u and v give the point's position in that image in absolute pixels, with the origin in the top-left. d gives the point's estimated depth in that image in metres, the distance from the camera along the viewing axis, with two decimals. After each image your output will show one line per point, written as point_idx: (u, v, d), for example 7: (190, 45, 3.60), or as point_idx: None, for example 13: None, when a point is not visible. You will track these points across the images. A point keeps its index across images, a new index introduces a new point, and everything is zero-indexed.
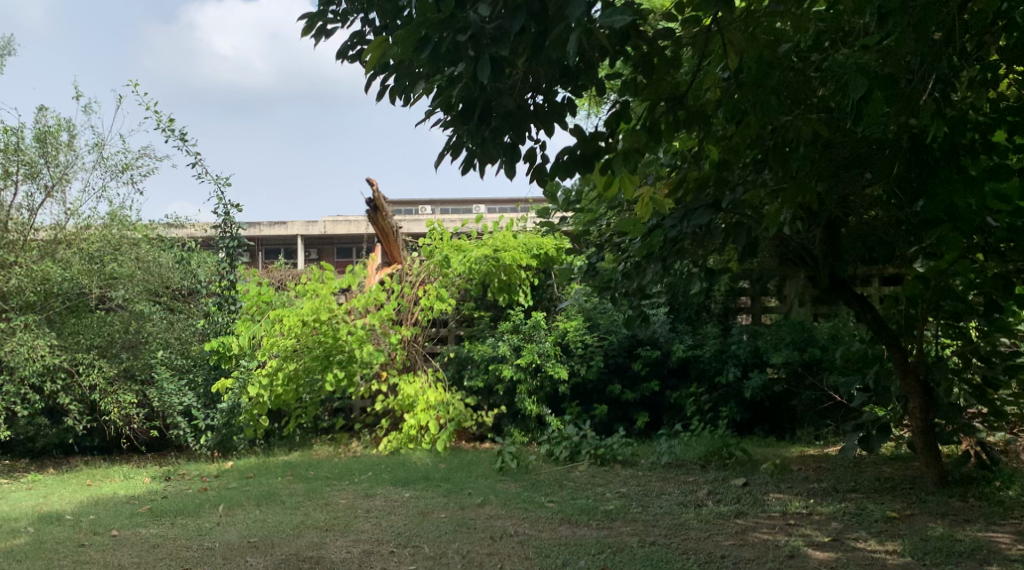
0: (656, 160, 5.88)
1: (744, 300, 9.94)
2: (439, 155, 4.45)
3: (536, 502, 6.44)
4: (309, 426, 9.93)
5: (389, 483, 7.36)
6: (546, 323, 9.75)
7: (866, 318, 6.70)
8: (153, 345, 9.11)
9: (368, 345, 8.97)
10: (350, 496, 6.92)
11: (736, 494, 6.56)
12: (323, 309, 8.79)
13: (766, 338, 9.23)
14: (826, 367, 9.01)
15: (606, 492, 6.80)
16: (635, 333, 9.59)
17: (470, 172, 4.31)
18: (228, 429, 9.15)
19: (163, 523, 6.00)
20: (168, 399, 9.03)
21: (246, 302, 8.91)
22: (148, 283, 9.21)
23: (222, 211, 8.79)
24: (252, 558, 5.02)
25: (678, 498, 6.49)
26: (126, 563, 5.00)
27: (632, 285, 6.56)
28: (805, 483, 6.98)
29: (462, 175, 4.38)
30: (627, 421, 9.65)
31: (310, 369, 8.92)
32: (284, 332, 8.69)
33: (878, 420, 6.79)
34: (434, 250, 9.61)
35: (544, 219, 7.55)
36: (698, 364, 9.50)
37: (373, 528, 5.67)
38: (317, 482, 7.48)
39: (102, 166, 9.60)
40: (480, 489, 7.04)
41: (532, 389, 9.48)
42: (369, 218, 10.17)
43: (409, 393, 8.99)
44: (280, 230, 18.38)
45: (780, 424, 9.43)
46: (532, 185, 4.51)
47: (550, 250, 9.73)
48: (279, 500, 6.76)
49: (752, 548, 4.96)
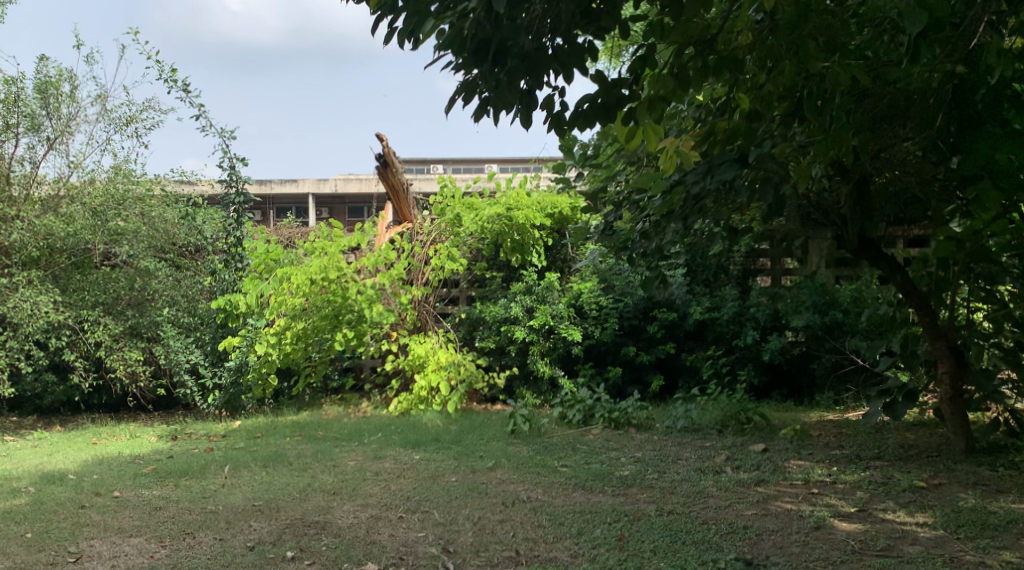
0: (679, 114, 5.63)
1: (763, 262, 9.70)
2: (450, 99, 4.23)
3: (549, 467, 6.26)
4: (318, 386, 9.79)
5: (398, 446, 7.18)
6: (559, 285, 9.56)
7: (896, 280, 6.45)
8: (159, 302, 8.94)
9: (378, 305, 8.79)
10: (359, 458, 6.74)
11: (756, 461, 6.37)
12: (332, 267, 8.61)
13: (787, 301, 8.99)
14: (847, 331, 8.79)
15: (621, 458, 6.61)
16: (651, 295, 9.36)
17: (483, 118, 4.11)
18: (235, 388, 8.96)
19: (166, 484, 5.83)
20: (175, 356, 8.82)
21: (253, 259, 8.70)
22: (153, 238, 9.00)
23: (227, 166, 8.57)
24: (257, 522, 4.85)
25: (696, 465, 6.30)
26: (125, 526, 4.83)
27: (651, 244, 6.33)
28: (826, 450, 6.78)
29: (475, 122, 4.18)
30: (642, 385, 9.45)
31: (318, 329, 8.75)
32: (291, 290, 8.53)
33: (905, 385, 6.54)
34: (446, 209, 9.39)
35: (560, 177, 7.30)
36: (715, 327, 9.29)
37: (382, 492, 5.48)
38: (325, 444, 7.31)
39: (106, 119, 9.47)
40: (491, 452, 6.86)
41: (545, 351, 9.29)
42: (379, 175, 9.94)
43: (419, 353, 8.83)
44: (291, 188, 18.07)
45: (798, 388, 9.22)
46: (548, 133, 4.29)
47: (563, 209, 9.63)
48: (286, 462, 6.59)
49: (775, 519, 4.77)
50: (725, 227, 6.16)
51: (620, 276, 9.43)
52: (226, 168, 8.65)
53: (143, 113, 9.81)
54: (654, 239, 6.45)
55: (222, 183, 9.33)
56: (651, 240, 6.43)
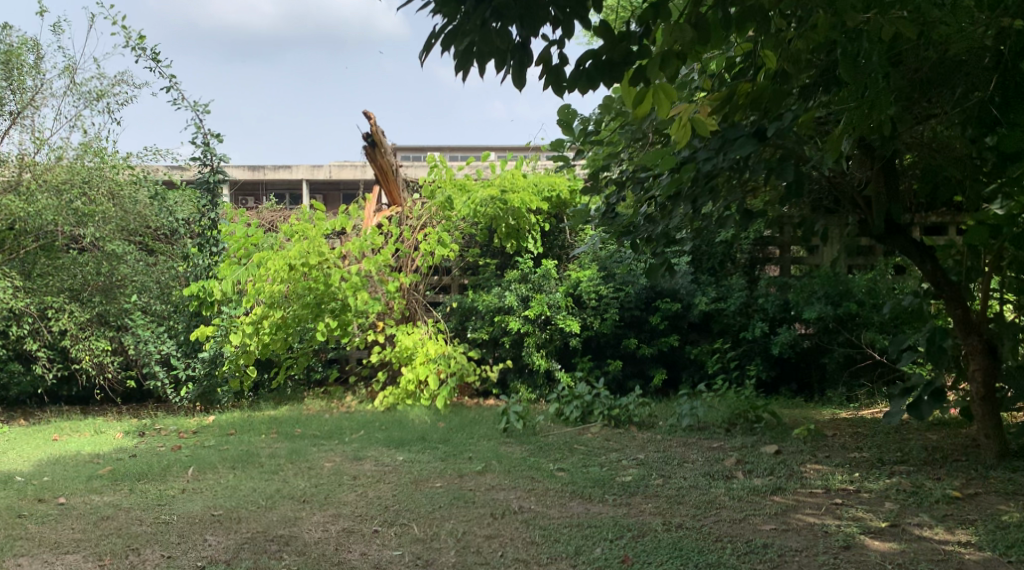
0: (691, 82, 5.09)
1: (772, 250, 9.16)
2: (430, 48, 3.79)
3: (544, 470, 5.72)
4: (301, 379, 9.26)
5: (381, 446, 6.65)
6: (556, 273, 9.00)
7: (925, 268, 5.91)
8: (128, 288, 8.44)
9: (363, 293, 8.23)
10: (338, 459, 6.20)
11: (769, 464, 5.84)
12: (313, 252, 8.07)
13: (797, 291, 8.46)
14: (861, 324, 8.27)
15: (622, 461, 6.08)
16: (654, 284, 8.81)
17: (466, 69, 3.67)
18: (210, 380, 8.49)
19: (120, 489, 5.30)
20: (145, 346, 8.36)
21: (231, 243, 8.16)
22: (123, 220, 8.52)
23: (201, 143, 8.03)
24: (213, 536, 4.35)
25: (703, 469, 5.77)
26: (64, 540, 4.33)
27: (659, 226, 5.80)
28: (844, 452, 6.24)
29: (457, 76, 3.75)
30: (643, 379, 8.91)
31: (300, 318, 8.19)
32: (269, 275, 8.00)
33: (932, 383, 5.92)
34: (437, 191, 8.83)
35: (559, 154, 6.54)
36: (721, 318, 8.75)
37: (359, 500, 4.95)
38: (302, 442, 6.78)
39: (73, 93, 9.27)
40: (482, 453, 6.32)
41: (541, 343, 8.74)
42: (367, 156, 9.35)
43: (407, 345, 8.27)
44: (284, 173, 17.29)
45: (808, 383, 8.70)
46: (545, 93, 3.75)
47: (562, 190, 9.10)
48: (257, 464, 6.05)
49: (797, 535, 4.24)
50: (740, 210, 5.62)
51: (621, 264, 8.87)
52: (198, 145, 8.11)
53: (114, 88, 9.48)
54: (660, 222, 5.91)
55: (195, 162, 8.64)
56: (657, 223, 5.89)
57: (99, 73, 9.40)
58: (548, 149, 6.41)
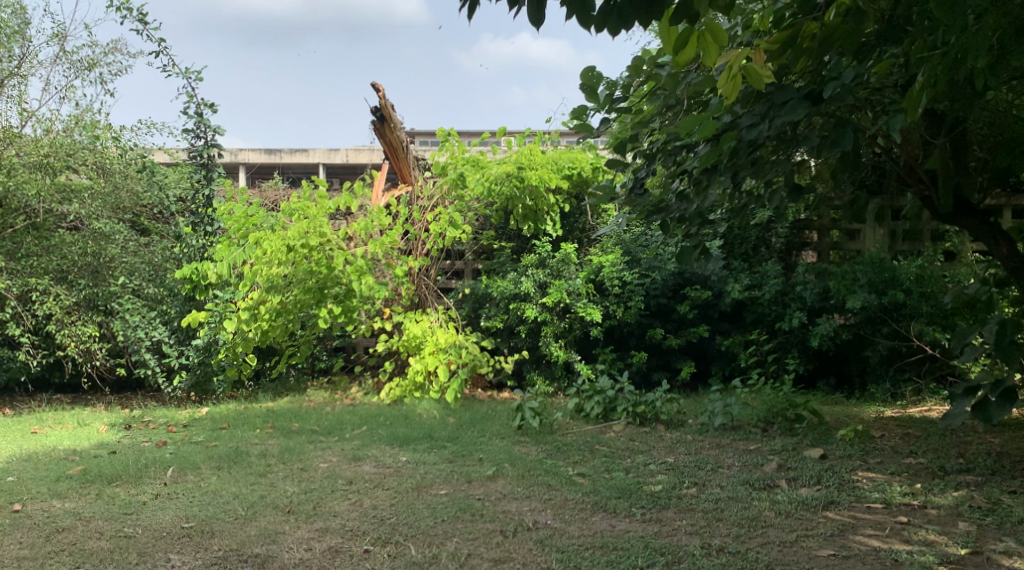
0: (735, 36, 4.43)
1: (810, 235, 8.50)
2: None
3: (563, 476, 5.11)
4: (305, 368, 8.70)
5: (384, 445, 6.04)
6: (577, 257, 8.38)
7: (1001, 252, 5.30)
8: (116, 270, 7.81)
9: (369, 277, 7.63)
10: (334, 460, 5.60)
11: (815, 472, 5.23)
12: (313, 233, 7.44)
13: (838, 279, 7.79)
14: (908, 315, 7.61)
15: (650, 465, 5.46)
16: (682, 270, 8.15)
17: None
18: (204, 369, 7.91)
19: (87, 493, 4.74)
20: (132, 333, 7.76)
21: (228, 223, 7.57)
22: (114, 197, 7.97)
23: (193, 113, 7.47)
24: (177, 555, 3.85)
25: (741, 477, 5.15)
26: (8, 559, 3.87)
27: (694, 206, 5.19)
28: (898, 458, 5.62)
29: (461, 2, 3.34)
30: (669, 371, 8.29)
31: (301, 304, 7.62)
32: (268, 258, 7.42)
33: (1002, 382, 5.16)
34: (449, 166, 8.30)
35: (583, 127, 5.65)
36: (755, 307, 8.10)
37: (351, 510, 4.35)
38: (297, 439, 6.19)
39: (64, 62, 8.72)
40: (494, 454, 5.71)
41: (560, 332, 8.13)
42: (376, 131, 8.71)
43: (415, 334, 7.67)
44: (299, 155, 16.60)
45: (849, 378, 8.09)
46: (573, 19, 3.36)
47: (583, 167, 8.57)
48: (245, 464, 5.46)
49: (861, 565, 3.74)
50: (788, 185, 4.98)
51: (648, 248, 8.19)
52: (190, 117, 7.55)
53: (108, 57, 8.89)
54: (694, 200, 5.28)
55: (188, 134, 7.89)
56: (691, 201, 5.24)
57: (92, 41, 8.82)
58: (572, 119, 5.53)
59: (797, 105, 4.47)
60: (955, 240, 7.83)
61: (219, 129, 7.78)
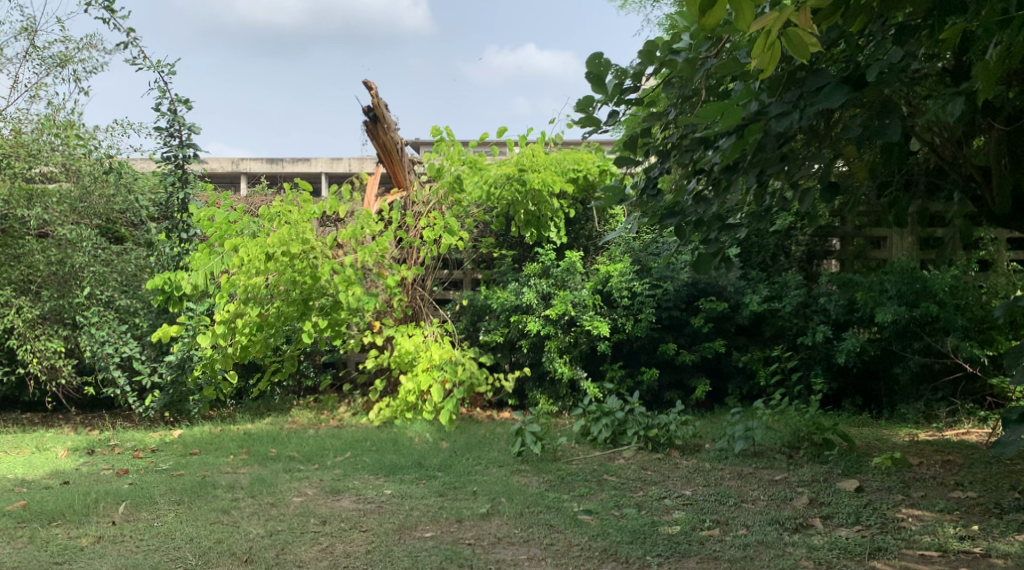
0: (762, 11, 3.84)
1: (832, 242, 7.90)
2: None
3: (567, 514, 4.51)
4: (290, 385, 8.09)
5: (368, 475, 5.43)
6: (582, 266, 7.77)
7: None
8: (83, 280, 7.20)
9: (357, 288, 7.06)
10: (310, 493, 5.00)
11: (851, 509, 4.64)
12: (295, 240, 6.82)
13: (865, 290, 7.18)
14: (942, 329, 7.01)
15: (665, 500, 4.86)
16: (696, 281, 7.54)
17: None
18: (178, 389, 7.31)
19: (20, 538, 4.15)
20: (100, 348, 7.18)
21: (205, 228, 6.93)
22: (81, 200, 7.41)
23: (166, 110, 6.93)
24: None
25: (769, 514, 4.56)
26: None
27: (714, 208, 4.58)
28: (944, 493, 5.03)
29: None
30: (683, 389, 7.67)
31: (284, 317, 7.01)
32: (246, 268, 6.79)
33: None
34: (445, 169, 7.53)
35: (588, 121, 4.95)
36: (775, 320, 7.49)
37: (319, 560, 3.90)
38: (272, 468, 5.58)
39: (35, 59, 8.15)
40: (489, 485, 5.10)
41: (565, 347, 7.53)
42: (368, 132, 8.07)
43: (407, 349, 7.06)
44: None
45: (877, 398, 7.49)
46: None
47: (589, 169, 7.92)
48: (209, 498, 4.85)
49: None
50: (822, 182, 4.39)
51: (659, 257, 7.58)
52: (163, 114, 6.99)
53: (81, 52, 8.22)
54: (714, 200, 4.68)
55: (162, 155, 7.34)
56: (710, 202, 4.63)
57: (64, 35, 8.19)
58: (577, 108, 4.82)
59: (835, 90, 3.96)
60: (990, 248, 7.22)
61: (195, 128, 7.21)
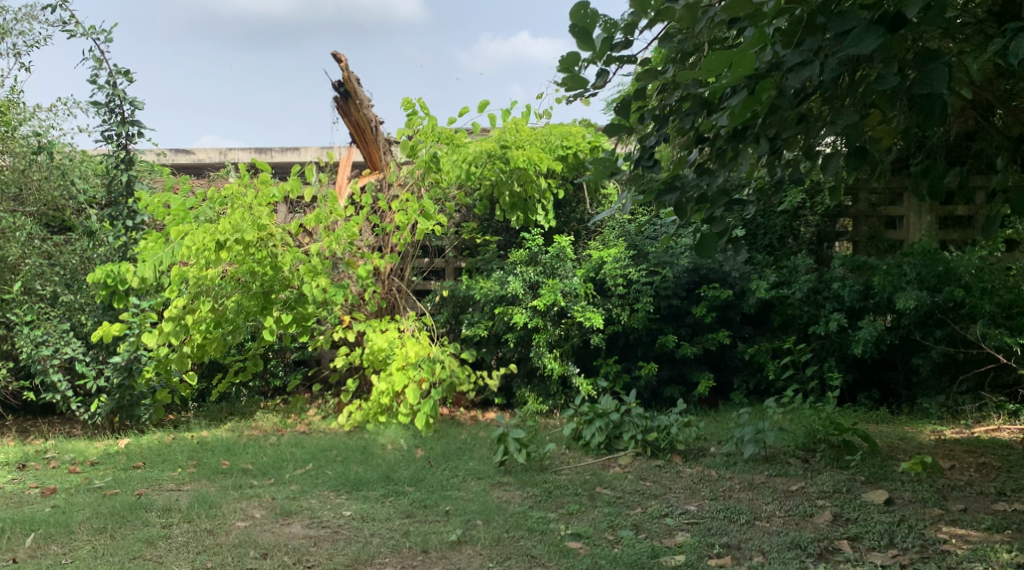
0: None
1: (844, 223, 7.22)
2: None
3: (552, 541, 3.86)
4: (256, 385, 7.42)
5: (328, 491, 4.76)
6: (573, 253, 7.09)
7: None
8: (19, 273, 6.56)
9: (323, 278, 6.30)
10: (257, 516, 4.32)
11: (884, 529, 3.99)
12: (250, 225, 6.04)
13: (883, 273, 6.51)
14: (969, 315, 6.34)
15: (666, 519, 4.19)
16: (697, 266, 6.86)
17: None
18: (126, 394, 6.60)
19: None
20: (38, 348, 6.46)
21: (153, 214, 6.17)
22: (17, 186, 6.75)
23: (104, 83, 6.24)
24: None
25: (788, 537, 3.92)
26: None
27: (721, 180, 3.86)
28: (986, 507, 4.37)
29: None
30: (685, 385, 7.00)
31: (244, 312, 6.29)
32: (198, 258, 6.06)
33: None
34: (419, 146, 6.71)
35: (573, 80, 4.11)
36: (784, 309, 6.81)
37: None
38: (220, 485, 4.91)
39: None
40: (464, 503, 4.44)
41: (554, 341, 6.84)
42: (339, 109, 7.34)
43: (380, 346, 6.37)
44: None
45: (896, 391, 6.83)
46: None
47: (578, 145, 7.24)
48: (137, 525, 4.17)
49: None
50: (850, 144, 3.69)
51: (656, 240, 6.90)
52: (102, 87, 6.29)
53: (20, 23, 7.49)
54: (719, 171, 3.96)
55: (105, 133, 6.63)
56: (715, 173, 3.90)
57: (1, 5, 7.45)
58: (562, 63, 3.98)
59: (867, 33, 3.28)
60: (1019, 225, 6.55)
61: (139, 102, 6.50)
